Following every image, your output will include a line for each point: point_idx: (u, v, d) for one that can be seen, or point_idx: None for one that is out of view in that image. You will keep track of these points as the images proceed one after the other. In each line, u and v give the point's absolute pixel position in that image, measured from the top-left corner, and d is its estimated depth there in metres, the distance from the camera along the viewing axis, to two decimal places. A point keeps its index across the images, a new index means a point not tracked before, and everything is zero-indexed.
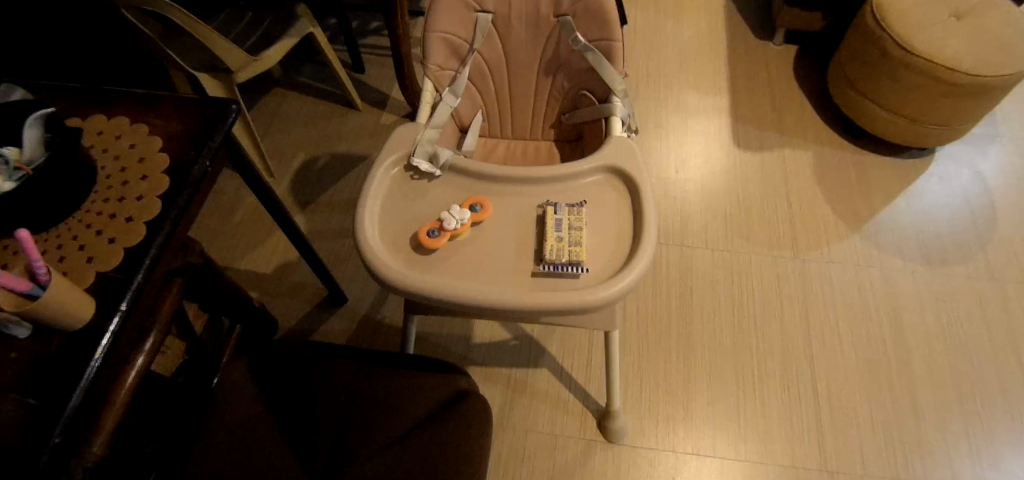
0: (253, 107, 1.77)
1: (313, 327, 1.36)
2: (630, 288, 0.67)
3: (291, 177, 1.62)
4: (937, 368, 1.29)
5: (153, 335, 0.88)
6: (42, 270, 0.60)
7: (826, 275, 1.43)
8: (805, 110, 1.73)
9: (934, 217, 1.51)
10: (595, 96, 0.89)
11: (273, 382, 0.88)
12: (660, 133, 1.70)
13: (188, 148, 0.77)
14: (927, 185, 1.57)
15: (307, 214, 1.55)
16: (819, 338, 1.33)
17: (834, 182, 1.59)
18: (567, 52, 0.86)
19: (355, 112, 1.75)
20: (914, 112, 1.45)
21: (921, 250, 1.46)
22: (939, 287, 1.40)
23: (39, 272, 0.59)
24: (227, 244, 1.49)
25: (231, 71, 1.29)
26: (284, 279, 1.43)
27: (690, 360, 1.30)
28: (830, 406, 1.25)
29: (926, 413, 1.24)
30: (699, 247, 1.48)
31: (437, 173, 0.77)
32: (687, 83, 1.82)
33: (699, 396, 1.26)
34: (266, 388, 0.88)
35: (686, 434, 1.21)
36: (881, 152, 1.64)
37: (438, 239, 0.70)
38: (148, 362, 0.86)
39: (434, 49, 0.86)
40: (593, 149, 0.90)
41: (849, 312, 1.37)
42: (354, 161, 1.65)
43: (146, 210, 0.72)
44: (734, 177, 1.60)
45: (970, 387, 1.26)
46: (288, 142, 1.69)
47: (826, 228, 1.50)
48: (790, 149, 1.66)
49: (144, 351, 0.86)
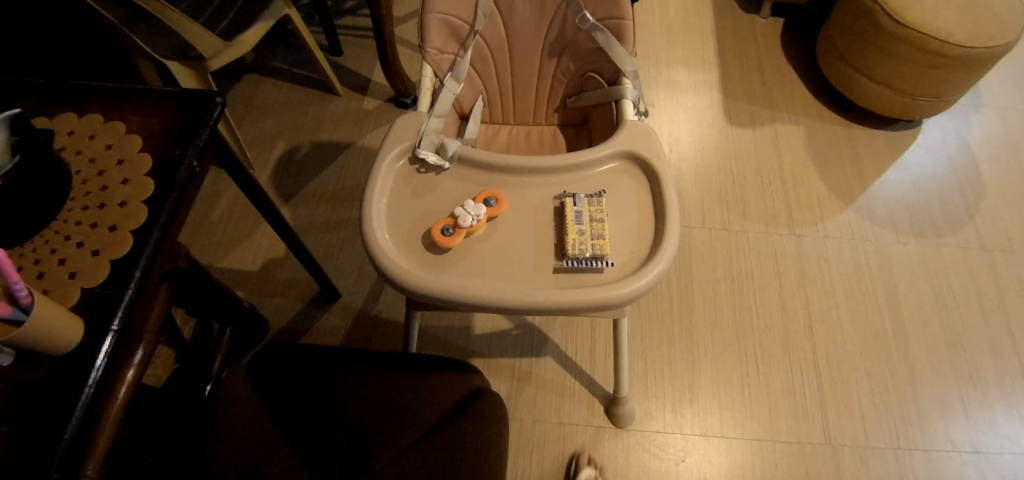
0: (226, 95, 1.67)
1: (307, 326, 1.31)
2: (655, 286, 0.64)
3: (272, 168, 1.55)
4: (932, 339, 1.32)
5: (143, 347, 0.84)
6: (24, 292, 0.53)
7: (822, 250, 1.44)
8: (793, 84, 1.73)
9: (922, 187, 1.53)
10: (603, 78, 0.85)
11: (276, 390, 0.84)
12: (652, 111, 1.68)
13: (172, 147, 0.71)
14: (915, 155, 1.58)
15: (291, 206, 1.48)
16: (819, 313, 1.35)
17: (826, 155, 1.59)
18: (573, 32, 0.82)
19: (335, 97, 1.68)
20: (904, 85, 1.45)
21: (912, 221, 1.48)
22: (931, 258, 1.42)
23: (21, 295, 0.53)
24: (208, 241, 1.41)
25: (204, 58, 1.21)
26: (272, 278, 1.37)
27: (693, 341, 1.31)
28: (830, 378, 1.27)
29: (922, 383, 1.27)
30: (697, 226, 1.47)
31: (445, 165, 0.72)
32: (676, 59, 1.79)
33: (703, 377, 1.26)
34: (271, 397, 0.84)
35: (692, 415, 1.22)
36: (870, 125, 1.64)
37: (454, 238, 0.65)
38: (139, 376, 0.82)
39: (433, 31, 0.80)
40: (602, 133, 0.87)
41: (845, 286, 1.39)
42: (338, 149, 1.58)
43: (132, 217, 0.66)
44: (728, 155, 1.59)
45: (962, 355, 1.30)
46: (265, 131, 1.61)
47: (820, 202, 1.51)
48: (781, 123, 1.65)
49: (134, 363, 0.81)
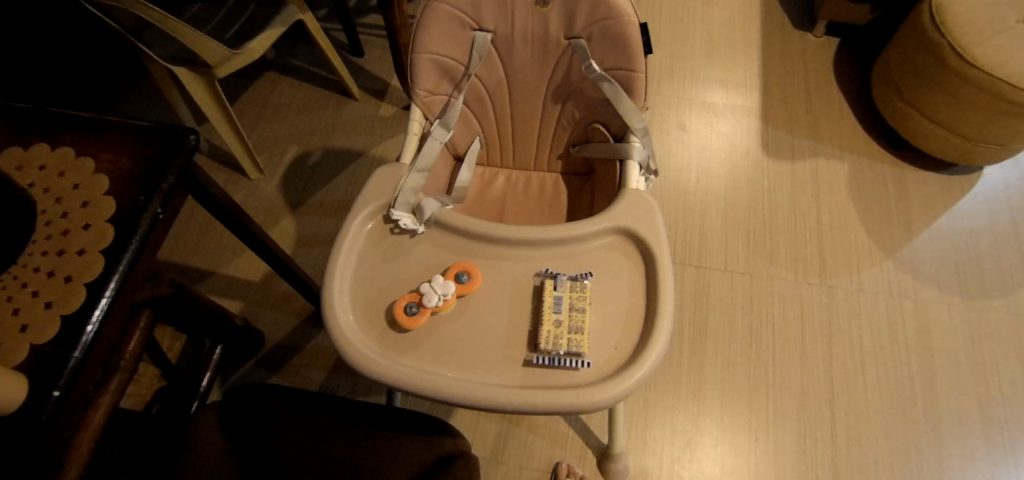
0: (244, 93, 1.64)
1: (302, 343, 1.29)
2: (635, 392, 0.57)
3: (282, 172, 1.52)
4: (970, 417, 1.19)
5: (120, 374, 0.82)
6: None
7: (854, 304, 1.31)
8: (842, 114, 1.58)
9: (976, 241, 1.38)
10: (609, 130, 0.77)
11: (243, 434, 0.81)
12: (682, 135, 1.57)
13: (137, 191, 0.67)
14: (972, 204, 1.43)
15: (297, 215, 1.46)
16: (843, 376, 1.23)
17: (871, 198, 1.45)
18: (579, 79, 0.74)
19: (352, 101, 1.63)
20: (966, 130, 1.30)
21: (960, 280, 1.33)
22: (978, 324, 1.28)
23: None
24: (213, 246, 1.40)
25: (210, 66, 1.18)
26: (271, 289, 1.35)
27: (700, 395, 1.22)
28: (848, 450, 1.16)
29: (953, 466, 1.14)
30: (718, 268, 1.36)
31: (420, 229, 0.67)
32: (713, 79, 1.66)
33: (707, 436, 1.18)
34: (238, 441, 0.81)
35: (690, 477, 1.14)
36: (924, 166, 1.49)
37: (417, 318, 0.60)
38: (114, 402, 0.80)
39: (423, 72, 0.74)
40: (605, 190, 0.80)
41: (876, 347, 1.26)
42: (350, 157, 1.54)
43: (89, 269, 0.63)
44: (760, 190, 1.47)
45: (1003, 439, 1.17)
46: (280, 134, 1.58)
47: (857, 251, 1.38)
48: (823, 158, 1.51)
49: (110, 390, 0.80)
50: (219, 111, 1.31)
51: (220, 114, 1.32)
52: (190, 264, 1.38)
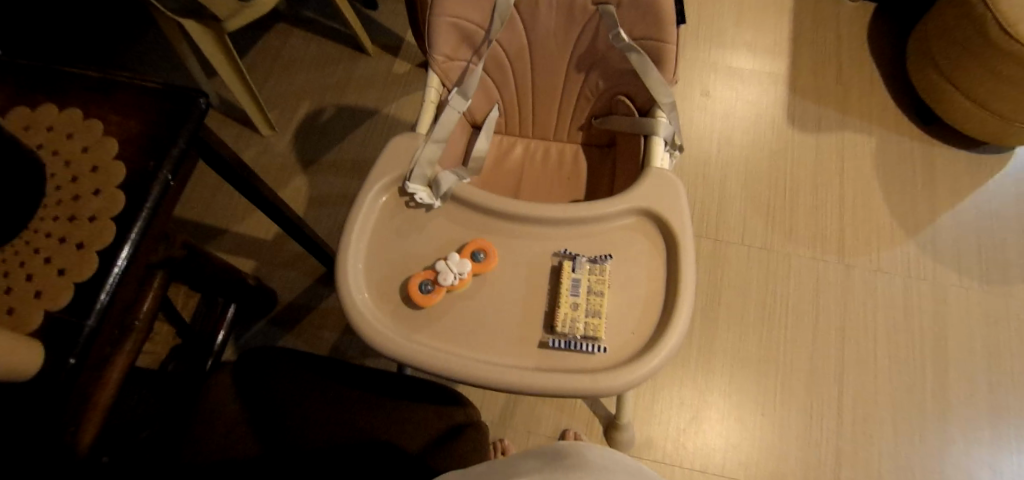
0: (255, 45, 1.60)
1: (314, 303, 1.30)
2: (649, 379, 0.59)
3: (294, 130, 1.49)
4: (978, 402, 1.18)
5: (135, 335, 0.82)
6: None
7: (871, 284, 1.29)
8: (874, 85, 1.51)
9: (1003, 224, 1.34)
10: (634, 103, 0.75)
11: (255, 399, 0.82)
12: (705, 102, 1.51)
13: (147, 157, 0.66)
14: (1001, 186, 1.38)
15: (308, 175, 1.44)
16: (854, 355, 1.23)
17: (897, 174, 1.40)
18: (605, 47, 0.71)
19: (364, 57, 1.58)
20: (1004, 108, 1.24)
21: (982, 263, 1.30)
22: (996, 309, 1.26)
23: None
24: (225, 204, 1.39)
25: (220, 19, 1.14)
26: (283, 250, 1.35)
27: (709, 369, 1.22)
28: (853, 430, 1.17)
29: (956, 448, 1.15)
30: (735, 242, 1.34)
31: (435, 203, 0.68)
32: (742, 43, 1.58)
33: (713, 409, 1.19)
34: (252, 405, 0.82)
35: (694, 449, 1.16)
36: (954, 143, 1.43)
37: (432, 296, 0.62)
38: (130, 361, 0.81)
39: (441, 37, 0.71)
40: (627, 165, 0.79)
41: (890, 328, 1.25)
42: (361, 116, 1.50)
43: (100, 236, 0.62)
44: (783, 163, 1.42)
45: (1009, 424, 1.17)
46: (291, 89, 1.54)
47: (879, 229, 1.34)
48: (850, 131, 1.46)
49: (126, 350, 0.80)
50: (230, 67, 1.28)
51: (230, 69, 1.28)
52: (202, 222, 1.38)
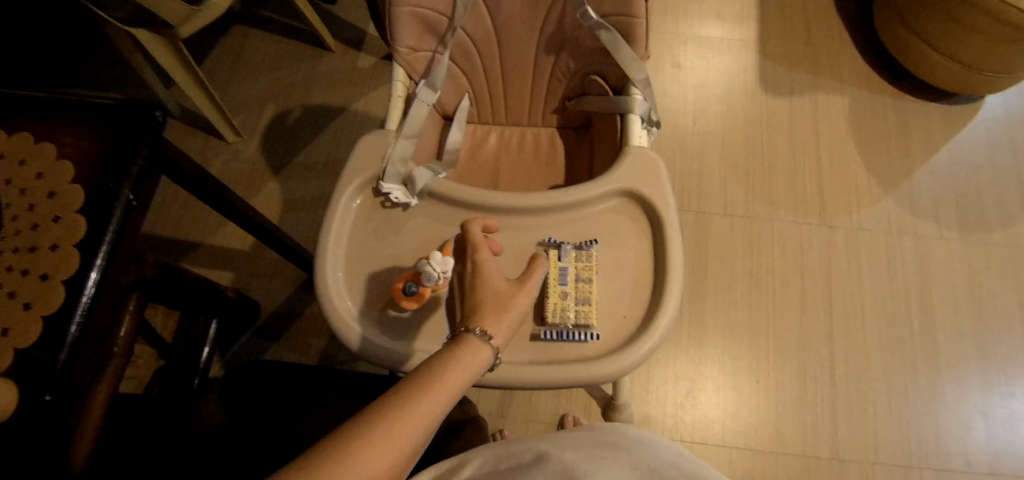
0: (212, 48, 1.54)
1: (299, 310, 1.27)
2: (636, 367, 0.59)
3: (261, 134, 1.45)
4: (964, 349, 1.21)
5: (115, 360, 0.77)
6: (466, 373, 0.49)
7: (854, 243, 1.30)
8: (843, 44, 1.51)
9: (977, 173, 1.36)
10: (608, 82, 0.74)
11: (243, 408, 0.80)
12: (677, 74, 1.50)
13: (104, 178, 0.63)
14: (973, 135, 1.39)
15: (280, 180, 1.40)
16: (842, 315, 1.24)
17: (872, 132, 1.41)
18: (573, 27, 0.69)
19: (327, 54, 1.53)
20: (972, 58, 1.25)
21: (960, 213, 1.32)
22: (976, 258, 1.28)
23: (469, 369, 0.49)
24: (196, 216, 1.35)
25: (172, 25, 1.09)
26: (261, 258, 1.32)
27: (701, 341, 1.23)
28: (846, 389, 1.19)
29: (947, 396, 1.18)
30: (717, 213, 1.34)
31: (412, 201, 0.69)
32: (710, 11, 1.57)
33: (708, 380, 1.20)
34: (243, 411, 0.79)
35: (693, 421, 1.17)
36: (925, 97, 1.44)
37: (416, 298, 0.62)
38: (113, 388, 0.76)
39: (404, 29, 0.69)
40: (605, 146, 0.78)
41: (875, 286, 1.27)
42: (330, 115, 1.46)
43: (64, 265, 0.59)
44: (759, 129, 1.42)
45: (994, 369, 1.20)
46: (254, 93, 1.49)
47: (858, 189, 1.35)
48: (823, 92, 1.46)
49: (107, 377, 0.76)
50: (189, 76, 1.24)
51: (188, 77, 1.23)
52: (174, 236, 1.33)
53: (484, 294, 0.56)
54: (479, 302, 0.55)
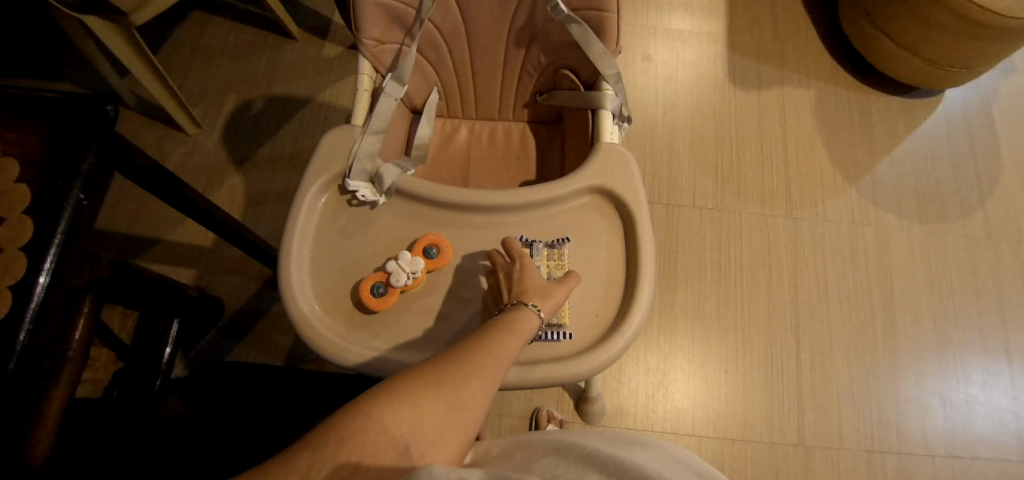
0: (169, 36, 1.47)
1: (266, 307, 1.24)
2: (605, 368, 0.59)
3: (222, 126, 1.39)
4: (922, 336, 1.26)
5: (68, 365, 0.68)
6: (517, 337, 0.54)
7: (819, 234, 1.34)
8: (809, 38, 1.53)
9: (936, 165, 1.40)
10: (579, 77, 0.73)
11: (211, 405, 0.78)
12: (648, 66, 1.50)
13: (52, 176, 0.59)
14: (932, 128, 1.44)
15: (244, 173, 1.35)
16: (807, 304, 1.28)
17: (836, 125, 1.44)
18: (544, 20, 0.68)
19: (292, 42, 1.48)
20: (933, 53, 1.29)
21: (919, 205, 1.37)
22: (934, 248, 1.33)
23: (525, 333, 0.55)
24: (155, 212, 1.30)
25: (126, 13, 1.04)
26: (225, 255, 1.28)
27: (672, 332, 1.25)
28: (811, 377, 1.22)
29: (905, 381, 1.22)
30: (687, 205, 1.35)
31: (380, 199, 0.68)
32: (679, 3, 1.57)
33: (679, 370, 1.22)
34: (210, 409, 0.77)
35: (664, 412, 1.19)
36: (886, 91, 1.48)
37: (385, 299, 0.63)
38: (68, 397, 0.66)
39: (369, 20, 0.67)
40: (576, 141, 0.78)
41: (839, 275, 1.31)
42: (295, 105, 1.42)
43: (10, 269, 0.55)
44: (727, 122, 1.44)
45: (950, 355, 1.25)
46: (214, 82, 1.44)
47: (823, 181, 1.39)
48: (789, 85, 1.48)
49: (62, 384, 0.66)
50: (145, 66, 1.18)
51: (144, 66, 1.18)
52: (131, 233, 1.28)
53: (531, 286, 0.60)
54: (525, 288, 0.59)
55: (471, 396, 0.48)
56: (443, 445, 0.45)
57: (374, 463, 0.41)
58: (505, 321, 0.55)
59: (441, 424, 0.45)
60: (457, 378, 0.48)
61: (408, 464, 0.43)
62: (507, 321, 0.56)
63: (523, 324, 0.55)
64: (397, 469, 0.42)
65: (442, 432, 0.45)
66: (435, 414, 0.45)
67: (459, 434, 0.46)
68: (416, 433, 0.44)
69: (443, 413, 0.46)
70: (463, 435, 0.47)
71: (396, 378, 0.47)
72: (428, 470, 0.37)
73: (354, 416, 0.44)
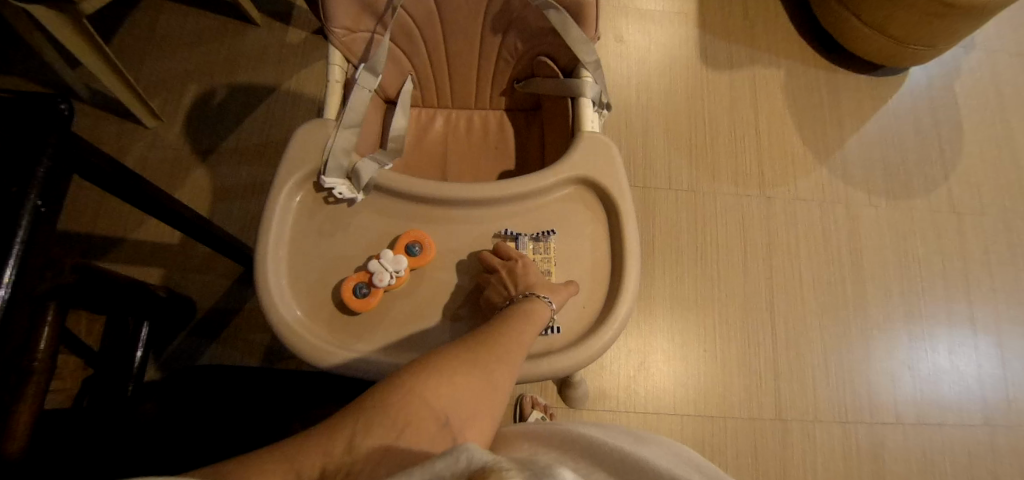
0: (119, 23, 1.39)
1: (240, 305, 1.21)
2: (593, 362, 0.61)
3: (183, 117, 1.33)
4: (891, 308, 1.30)
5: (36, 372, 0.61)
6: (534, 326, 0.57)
7: (791, 213, 1.37)
8: (778, 18, 1.54)
9: (902, 142, 1.44)
10: (557, 64, 0.72)
11: (194, 414, 0.74)
12: (621, 48, 1.49)
13: (4, 182, 0.55)
14: (898, 105, 1.47)
15: (209, 167, 1.30)
16: (782, 282, 1.31)
17: (806, 104, 1.47)
18: (521, 6, 0.66)
19: (253, 28, 1.42)
20: (899, 32, 1.31)
21: (886, 181, 1.40)
22: (901, 224, 1.37)
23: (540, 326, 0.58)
24: (116, 211, 1.24)
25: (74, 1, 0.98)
26: (194, 252, 1.23)
27: (652, 314, 1.26)
28: (786, 354, 1.26)
29: (876, 352, 1.27)
30: (664, 188, 1.36)
31: (358, 196, 0.66)
32: None
33: (659, 351, 1.24)
34: (195, 413, 0.75)
35: (647, 392, 1.21)
36: (854, 69, 1.50)
37: (368, 300, 0.62)
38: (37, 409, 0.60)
39: (338, 9, 0.65)
40: (556, 130, 0.77)
41: (812, 252, 1.34)
42: (260, 95, 1.36)
43: None
44: (701, 103, 1.45)
45: (918, 326, 1.30)
46: (172, 72, 1.37)
47: (794, 160, 1.41)
48: (760, 65, 1.50)
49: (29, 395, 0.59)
50: (98, 57, 1.11)
51: (96, 56, 1.11)
52: (91, 233, 1.22)
53: (539, 282, 0.62)
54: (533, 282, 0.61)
55: (500, 376, 0.51)
56: (478, 418, 0.48)
57: (417, 433, 0.44)
58: (522, 308, 0.58)
59: (474, 402, 0.49)
60: (486, 360, 0.52)
61: (448, 436, 0.45)
62: (524, 308, 0.58)
63: (539, 313, 0.59)
64: (439, 437, 0.45)
65: (477, 406, 0.49)
66: (471, 390, 0.49)
67: (491, 411, 0.50)
68: (453, 408, 0.47)
69: (477, 389, 0.49)
70: (494, 410, 0.50)
71: (431, 355, 0.50)
72: (467, 454, 0.34)
73: (400, 389, 0.47)
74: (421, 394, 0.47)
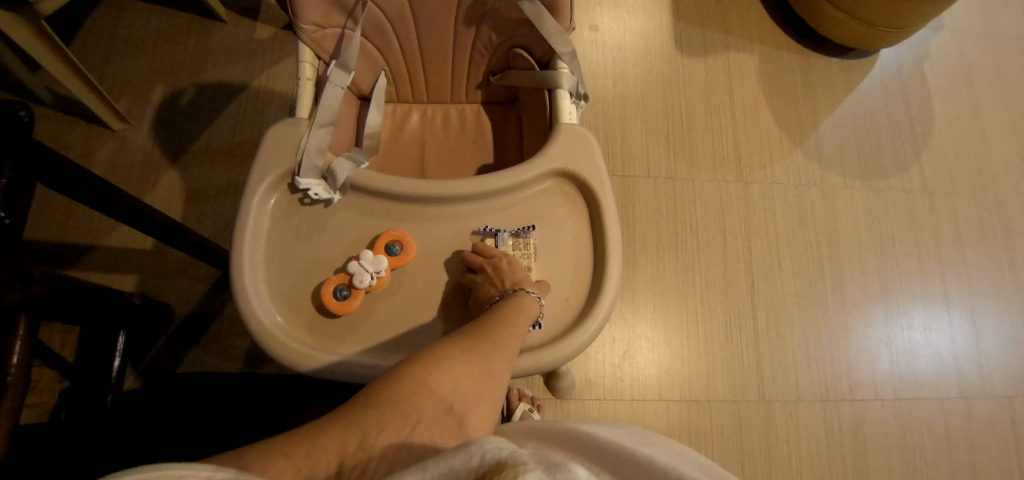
0: (77, 23, 1.34)
1: (218, 309, 1.19)
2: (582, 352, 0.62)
3: (151, 119, 1.29)
4: (867, 287, 1.33)
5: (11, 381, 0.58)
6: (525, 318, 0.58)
7: (768, 197, 1.38)
8: (750, 4, 1.55)
9: (874, 124, 1.46)
10: (533, 56, 0.71)
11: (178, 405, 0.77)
12: (596, 37, 1.48)
13: None
14: (869, 87, 1.50)
15: (180, 169, 1.27)
16: (761, 265, 1.33)
17: (780, 88, 1.48)
18: None
19: (219, 25, 1.38)
20: (869, 15, 1.34)
21: (860, 163, 1.43)
22: (875, 204, 1.40)
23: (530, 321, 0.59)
24: (84, 217, 1.20)
25: None
26: (168, 257, 1.20)
27: (636, 302, 1.27)
28: (767, 336, 1.28)
29: (854, 330, 1.30)
30: (643, 176, 1.37)
31: (334, 196, 0.65)
32: None
33: (643, 338, 1.25)
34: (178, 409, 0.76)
35: (632, 380, 1.22)
36: (826, 53, 1.52)
37: (349, 302, 0.61)
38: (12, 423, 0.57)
39: (306, 4, 0.63)
40: (533, 123, 0.76)
41: (789, 234, 1.36)
42: (230, 93, 1.33)
43: None
44: (677, 90, 1.45)
45: (893, 303, 1.33)
46: (136, 72, 1.32)
47: (770, 144, 1.43)
48: (734, 51, 1.50)
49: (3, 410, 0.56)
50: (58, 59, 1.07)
51: (56, 58, 1.07)
52: (59, 241, 1.18)
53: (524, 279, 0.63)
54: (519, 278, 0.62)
55: (497, 365, 0.52)
56: (480, 406, 0.49)
57: (426, 422, 0.44)
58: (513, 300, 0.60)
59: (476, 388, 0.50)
60: (483, 349, 0.53)
61: (455, 419, 0.46)
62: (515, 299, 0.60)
63: (528, 306, 0.60)
64: (447, 425, 0.45)
65: (478, 394, 0.49)
66: (471, 376, 0.50)
67: (492, 397, 0.51)
68: (457, 394, 0.48)
69: (476, 378, 0.50)
70: (494, 399, 0.51)
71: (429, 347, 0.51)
72: (482, 449, 0.34)
73: (402, 379, 0.47)
74: (425, 382, 0.47)
